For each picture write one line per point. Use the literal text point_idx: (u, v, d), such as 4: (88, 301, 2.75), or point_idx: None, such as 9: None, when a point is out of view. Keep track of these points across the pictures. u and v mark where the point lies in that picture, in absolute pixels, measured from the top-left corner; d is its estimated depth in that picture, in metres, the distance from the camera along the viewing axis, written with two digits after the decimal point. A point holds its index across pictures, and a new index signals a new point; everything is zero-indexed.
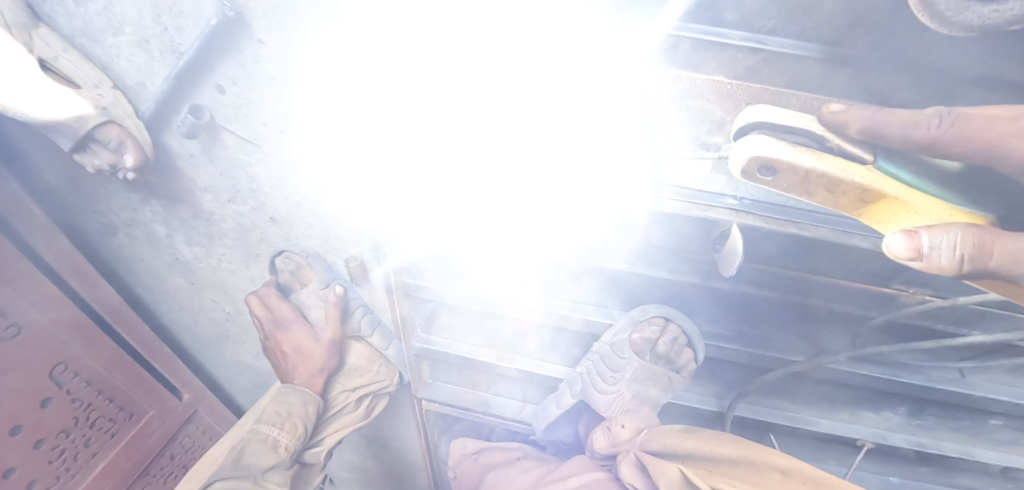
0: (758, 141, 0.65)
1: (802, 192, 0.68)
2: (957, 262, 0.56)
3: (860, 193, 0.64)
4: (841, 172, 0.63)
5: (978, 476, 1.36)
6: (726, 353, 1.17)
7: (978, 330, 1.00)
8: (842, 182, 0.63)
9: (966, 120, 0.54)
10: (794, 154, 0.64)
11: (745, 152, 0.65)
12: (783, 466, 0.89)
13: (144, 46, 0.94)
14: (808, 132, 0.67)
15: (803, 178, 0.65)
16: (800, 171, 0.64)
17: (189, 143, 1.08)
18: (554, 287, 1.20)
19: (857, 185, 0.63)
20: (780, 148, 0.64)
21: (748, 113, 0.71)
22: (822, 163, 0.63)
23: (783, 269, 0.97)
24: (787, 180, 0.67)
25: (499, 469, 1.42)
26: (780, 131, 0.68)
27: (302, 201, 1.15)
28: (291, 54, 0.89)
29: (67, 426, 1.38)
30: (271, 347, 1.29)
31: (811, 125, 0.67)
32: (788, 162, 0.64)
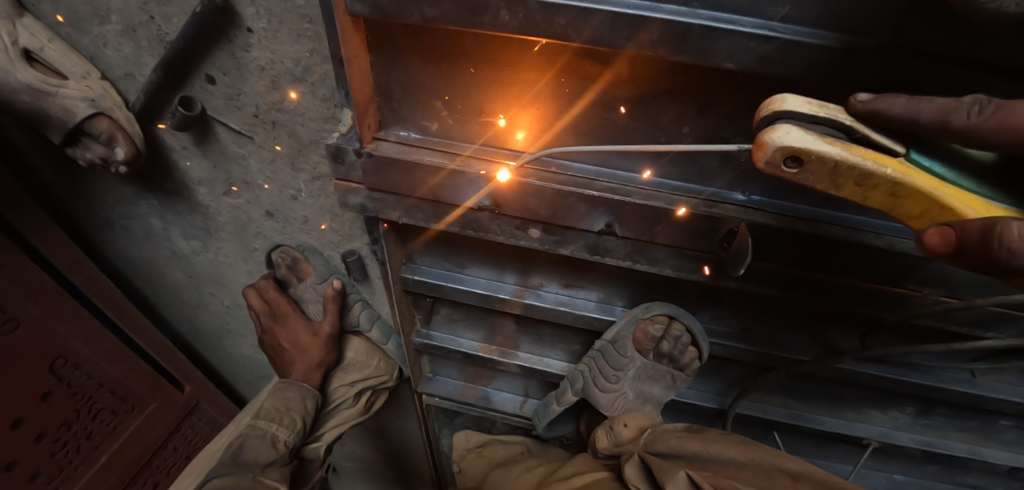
0: (784, 130, 0.60)
1: (829, 186, 0.64)
2: (1016, 255, 0.49)
3: (892, 187, 0.61)
4: (873, 164, 0.60)
5: (984, 474, 1.34)
6: (731, 352, 1.13)
7: (995, 333, 0.96)
8: (874, 175, 0.61)
9: (1010, 107, 0.52)
10: (822, 145, 0.60)
11: (771, 142, 0.60)
12: (794, 470, 0.89)
13: (131, 35, 0.91)
14: (835, 123, 0.63)
15: (833, 171, 0.62)
16: (829, 163, 0.61)
17: (181, 135, 1.06)
18: (555, 282, 1.16)
19: (890, 178, 0.60)
20: (808, 139, 0.60)
21: (770, 101, 0.64)
22: (851, 155, 0.60)
23: (791, 267, 0.94)
24: (814, 173, 0.63)
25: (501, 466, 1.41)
26: (806, 121, 0.63)
27: (297, 195, 1.12)
28: (280, 42, 0.86)
29: (69, 419, 1.39)
30: (268, 341, 1.28)
31: (839, 114, 0.63)
32: (816, 154, 0.60)
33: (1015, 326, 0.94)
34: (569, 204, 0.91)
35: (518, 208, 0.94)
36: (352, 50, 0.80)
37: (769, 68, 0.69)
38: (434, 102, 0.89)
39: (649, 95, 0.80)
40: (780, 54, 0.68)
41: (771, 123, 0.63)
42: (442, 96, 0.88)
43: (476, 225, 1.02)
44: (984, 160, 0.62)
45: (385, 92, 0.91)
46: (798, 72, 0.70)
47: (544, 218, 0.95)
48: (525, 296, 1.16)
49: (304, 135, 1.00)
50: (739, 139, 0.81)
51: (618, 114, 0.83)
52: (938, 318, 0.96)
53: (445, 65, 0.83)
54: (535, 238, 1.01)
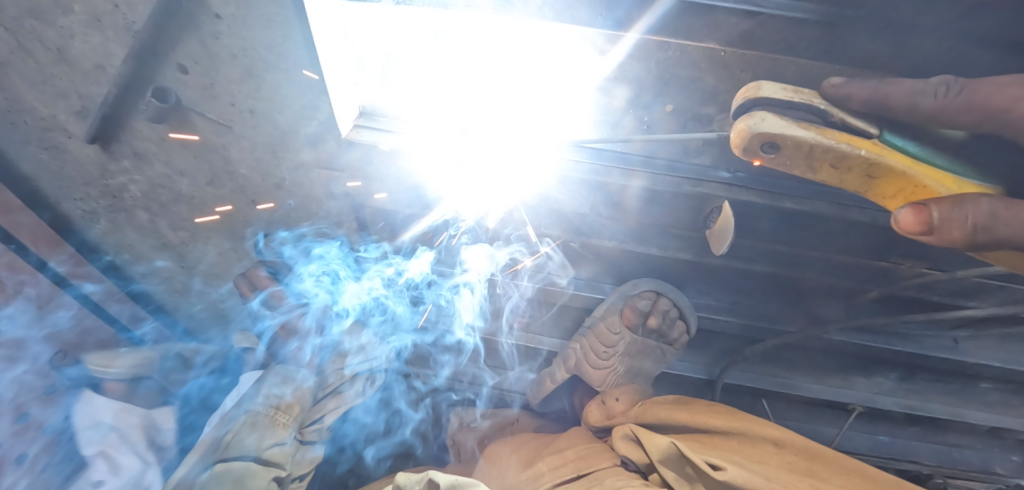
0: (760, 117, 0.67)
1: (807, 169, 0.69)
2: (988, 231, 0.57)
3: (866, 168, 0.66)
4: (847, 145, 0.65)
5: (966, 434, 1.40)
6: (718, 325, 1.16)
7: (975, 302, 0.99)
8: (848, 157, 0.65)
9: (971, 90, 0.60)
10: (796, 130, 0.66)
11: (748, 128, 0.67)
12: (777, 438, 0.95)
13: (97, 24, 0.88)
14: (810, 108, 0.68)
15: (808, 153, 0.67)
16: (804, 146, 0.66)
17: (158, 127, 1.03)
18: (543, 262, 1.16)
19: (865, 159, 0.65)
20: (782, 124, 0.66)
21: (745, 90, 0.72)
22: (825, 138, 0.65)
23: (778, 245, 0.94)
24: (789, 156, 0.68)
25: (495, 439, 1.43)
26: (783, 107, 0.69)
27: (280, 183, 1.11)
28: (251, 28, 0.83)
29: (76, 409, 1.45)
30: (265, 326, 1.31)
31: (814, 100, 0.69)
32: (791, 137, 0.66)
33: (994, 295, 0.97)
34: None
35: (505, 192, 0.93)
36: None
37: None
38: (413, 88, 0.87)
39: (631, 73, 0.78)
40: None
41: (747, 110, 0.70)
42: (421, 81, 0.86)
43: None
44: (955, 138, 0.67)
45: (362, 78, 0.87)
46: None
47: (530, 202, 0.97)
48: (514, 276, 1.16)
49: (283, 123, 0.98)
50: (721, 118, 0.80)
51: (601, 94, 0.82)
52: (920, 289, 0.97)
53: (423, 49, 0.81)
54: (523, 220, 1.02)
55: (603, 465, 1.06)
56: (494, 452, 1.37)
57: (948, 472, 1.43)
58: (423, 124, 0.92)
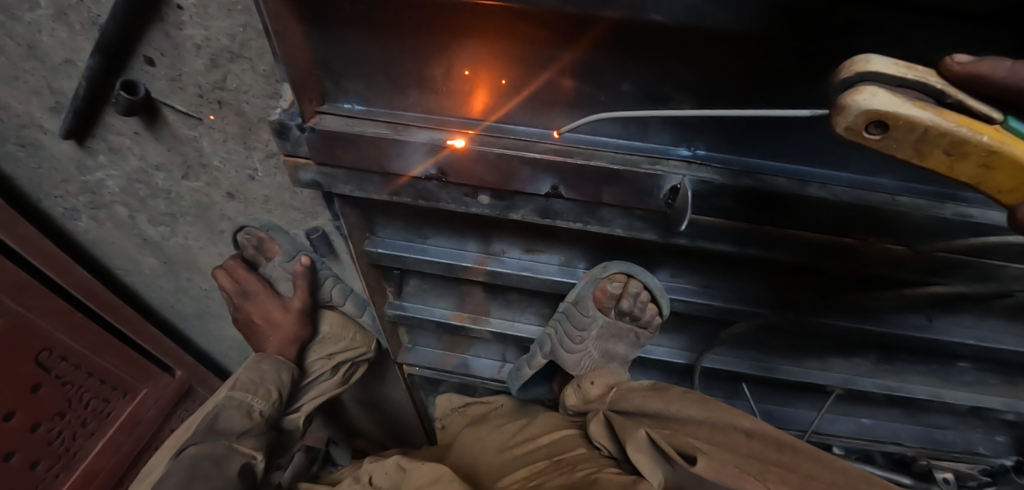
0: (869, 92, 0.49)
1: (911, 156, 0.54)
2: None
3: (986, 157, 0.52)
4: (969, 130, 0.50)
5: (946, 414, 1.41)
6: (693, 307, 1.16)
7: (942, 279, 0.97)
8: (968, 144, 0.51)
9: None
10: (912, 109, 0.49)
11: (856, 105, 0.49)
12: (747, 428, 0.89)
13: (63, 19, 0.88)
14: (925, 86, 0.52)
15: (922, 138, 0.51)
16: (919, 129, 0.50)
17: (130, 120, 1.04)
18: (516, 248, 1.18)
19: (986, 146, 0.51)
20: (897, 102, 0.49)
21: (850, 60, 0.53)
22: (945, 121, 0.50)
23: (743, 223, 0.93)
24: (896, 141, 0.52)
25: (473, 425, 1.43)
26: (892, 84, 0.51)
27: (254, 175, 1.12)
28: (213, 18, 0.84)
29: (61, 409, 1.45)
30: (240, 317, 1.30)
31: (930, 77, 0.52)
32: (907, 119, 0.49)
33: (962, 272, 0.95)
34: (513, 168, 0.89)
35: (466, 175, 0.92)
36: (280, 23, 0.77)
37: (697, 18, 0.68)
38: (375, 75, 0.89)
39: (586, 53, 0.79)
40: (708, 3, 0.66)
41: (853, 87, 0.51)
42: (382, 66, 0.87)
43: (427, 194, 0.99)
44: None
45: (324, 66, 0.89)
46: (726, 22, 0.69)
47: (491, 185, 0.93)
48: (488, 263, 1.18)
49: (251, 113, 0.99)
50: (677, 95, 0.83)
51: (558, 75, 0.83)
52: (887, 266, 0.97)
53: (382, 35, 0.82)
54: (485, 204, 0.99)
55: (573, 452, 1.07)
56: (470, 438, 1.37)
57: (930, 453, 1.44)
58: (387, 109, 0.94)
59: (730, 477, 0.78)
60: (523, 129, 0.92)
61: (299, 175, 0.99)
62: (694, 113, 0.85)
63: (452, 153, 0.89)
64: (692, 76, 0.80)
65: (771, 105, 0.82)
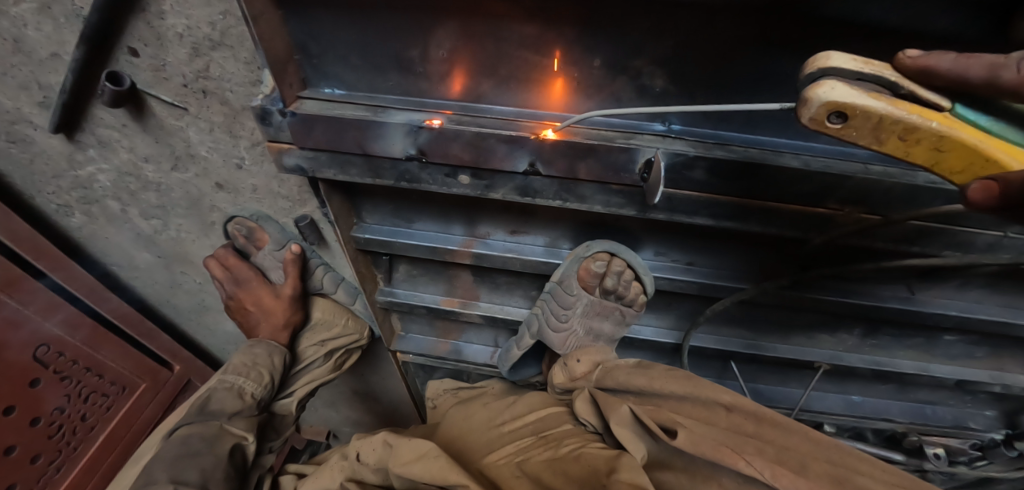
0: (829, 86, 0.57)
1: (872, 143, 0.61)
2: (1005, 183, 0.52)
3: (935, 141, 0.59)
4: (918, 118, 0.58)
5: (936, 389, 1.41)
6: (678, 285, 1.19)
7: (919, 247, 0.99)
8: (918, 129, 0.58)
9: None
10: (867, 100, 0.57)
11: (816, 97, 0.57)
12: (727, 402, 0.91)
13: (47, 12, 0.90)
14: (880, 80, 0.59)
15: (877, 125, 0.59)
16: (873, 118, 0.58)
17: (117, 113, 1.07)
18: (501, 231, 1.20)
19: (934, 131, 0.59)
20: (853, 93, 0.57)
21: (813, 58, 0.60)
22: (896, 110, 0.57)
23: (716, 194, 0.96)
24: (856, 129, 0.59)
25: (460, 404, 1.45)
26: (851, 78, 0.59)
27: (241, 164, 1.14)
28: (192, 7, 0.86)
29: (60, 404, 1.43)
30: (232, 304, 1.33)
31: (884, 71, 0.59)
32: (860, 109, 0.57)
33: (937, 239, 0.96)
34: (489, 146, 0.91)
35: (445, 156, 0.95)
36: (256, 8, 0.79)
37: None
38: (354, 58, 0.91)
39: (556, 29, 0.81)
40: None
41: (816, 81, 0.59)
42: (359, 49, 0.89)
43: (409, 176, 1.02)
44: None
45: (303, 50, 0.91)
46: None
47: (470, 164, 0.95)
48: (473, 245, 1.20)
49: (235, 102, 1.01)
50: (649, 69, 0.84)
51: (531, 52, 0.85)
52: (864, 236, 0.99)
53: (358, 16, 0.84)
54: (466, 184, 1.01)
55: (561, 427, 1.09)
56: (456, 415, 1.38)
57: (920, 428, 1.46)
58: (366, 93, 0.96)
59: (710, 451, 0.80)
60: (498, 108, 0.93)
61: (283, 160, 1.01)
62: (666, 86, 0.86)
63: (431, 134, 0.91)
64: (661, 48, 0.81)
65: (739, 77, 0.83)
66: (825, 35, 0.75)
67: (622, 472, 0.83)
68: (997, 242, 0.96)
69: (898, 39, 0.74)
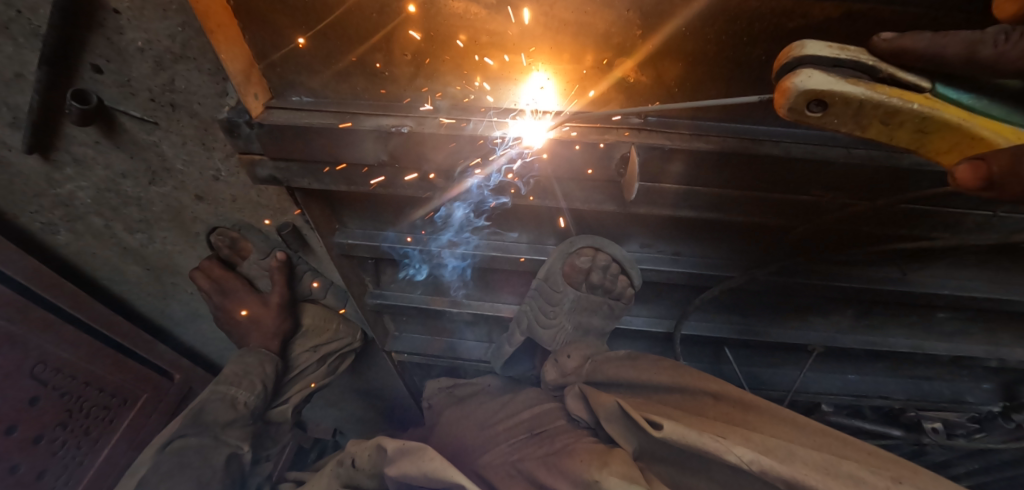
0: (806, 74, 0.55)
1: (853, 129, 0.59)
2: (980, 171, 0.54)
3: (918, 122, 0.57)
4: (899, 100, 0.56)
5: (932, 365, 1.41)
6: (665, 276, 1.18)
7: (908, 229, 0.97)
8: (900, 111, 0.56)
9: None
10: (846, 87, 0.55)
11: (794, 87, 0.55)
12: (715, 391, 0.90)
13: (5, 32, 0.88)
14: (857, 64, 0.57)
15: (857, 111, 0.57)
16: (854, 104, 0.56)
17: (89, 130, 1.05)
18: (484, 230, 1.19)
19: (917, 113, 0.56)
20: (831, 80, 0.54)
21: (785, 48, 0.58)
22: (876, 94, 0.55)
23: (698, 187, 0.94)
24: (836, 117, 0.57)
25: (457, 403, 1.47)
26: (828, 66, 0.56)
27: (218, 176, 1.13)
28: (150, 20, 0.83)
29: (64, 419, 1.44)
30: (220, 316, 1.35)
31: (861, 55, 0.57)
32: (840, 95, 0.55)
33: (928, 220, 0.95)
34: (460, 148, 0.89)
35: (416, 160, 0.94)
36: (212, 19, 0.78)
37: None
38: (320, 67, 0.89)
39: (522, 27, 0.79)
40: None
41: (792, 70, 0.57)
42: (321, 55, 0.87)
43: (384, 181, 1.01)
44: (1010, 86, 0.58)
45: (265, 58, 0.89)
46: None
47: (443, 167, 0.94)
48: (456, 245, 1.20)
49: (204, 114, 0.99)
50: (619, 62, 0.82)
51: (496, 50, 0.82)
52: (850, 221, 0.97)
53: (318, 23, 0.83)
54: (442, 187, 1.00)
55: (555, 424, 1.09)
56: (451, 417, 1.39)
57: (917, 404, 1.46)
58: (334, 100, 0.94)
59: (698, 443, 0.79)
60: (466, 109, 0.91)
61: (256, 172, 1.01)
62: (639, 79, 0.84)
63: (407, 141, 0.90)
64: (630, 40, 0.79)
65: (715, 64, 0.80)
66: (799, 19, 0.73)
67: (615, 465, 0.83)
68: (987, 221, 0.94)
69: (874, 19, 0.71)
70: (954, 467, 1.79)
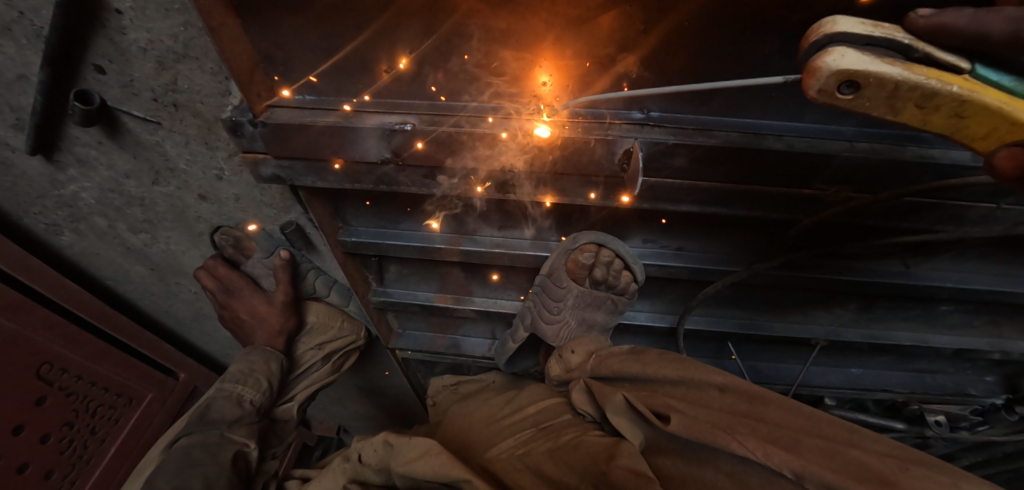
0: (839, 53, 0.53)
1: (886, 112, 0.57)
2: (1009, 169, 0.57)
3: (955, 106, 0.54)
4: (937, 82, 0.53)
5: (935, 358, 1.41)
6: (668, 271, 1.18)
7: (912, 221, 0.97)
8: (937, 94, 0.54)
9: None
10: (881, 66, 0.53)
11: (826, 66, 0.53)
12: (719, 383, 0.90)
13: (8, 34, 0.88)
14: (891, 43, 0.55)
15: (891, 94, 0.54)
16: (889, 85, 0.53)
17: (92, 131, 1.05)
18: (488, 227, 1.20)
19: (955, 96, 0.53)
20: (865, 59, 0.52)
21: (817, 26, 0.57)
22: (912, 75, 0.53)
23: (700, 181, 0.94)
24: (869, 98, 0.55)
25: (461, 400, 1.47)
26: (860, 44, 0.55)
27: (221, 176, 1.13)
28: (152, 20, 0.83)
29: (71, 419, 1.45)
30: (226, 314, 1.37)
31: (896, 33, 0.55)
32: (875, 76, 0.53)
33: (933, 213, 0.95)
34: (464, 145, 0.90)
35: (419, 156, 0.94)
36: (215, 18, 0.78)
37: None
38: (322, 65, 0.89)
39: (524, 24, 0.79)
40: None
41: (823, 48, 0.55)
42: (324, 53, 0.87)
43: (387, 179, 1.01)
44: None
45: (267, 58, 0.90)
46: None
47: (448, 165, 0.95)
48: (461, 243, 1.21)
49: (207, 113, 0.99)
50: (621, 57, 0.82)
51: (499, 47, 0.83)
52: (853, 214, 0.97)
53: (320, 21, 0.82)
54: (446, 184, 1.01)
55: (560, 418, 1.10)
56: (455, 413, 1.39)
57: (920, 397, 1.46)
58: (336, 97, 0.94)
59: (703, 433, 0.79)
60: (468, 106, 0.91)
61: (260, 171, 1.01)
62: (642, 74, 0.84)
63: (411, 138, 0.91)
64: (634, 35, 0.79)
65: (718, 58, 0.81)
66: (802, 12, 0.73)
67: (621, 458, 0.84)
68: (991, 213, 0.94)
69: (877, 12, 0.71)
70: (958, 459, 1.79)
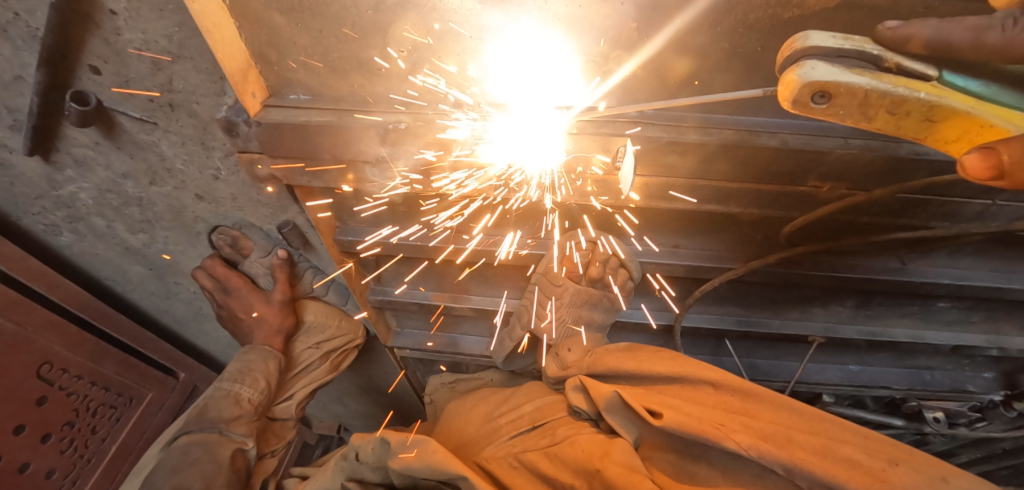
0: (810, 66, 0.57)
1: (861, 118, 0.62)
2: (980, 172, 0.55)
3: (925, 111, 0.59)
4: (905, 90, 0.57)
5: (933, 354, 1.41)
6: (666, 269, 1.17)
7: (907, 217, 0.97)
8: (906, 101, 0.58)
9: None
10: (851, 77, 0.57)
11: (798, 80, 0.57)
12: (713, 380, 0.90)
13: (4, 35, 0.88)
14: (862, 54, 0.59)
15: (862, 102, 0.59)
16: (859, 94, 0.58)
17: (88, 131, 1.05)
18: (483, 225, 1.20)
19: (923, 102, 0.58)
20: (835, 71, 0.57)
21: (789, 42, 0.61)
22: (880, 83, 0.57)
23: (694, 179, 0.94)
24: (843, 107, 0.60)
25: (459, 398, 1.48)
26: (832, 57, 0.59)
27: (218, 176, 1.14)
28: (147, 20, 0.84)
29: (71, 419, 1.46)
30: (224, 313, 1.38)
31: (866, 45, 0.59)
32: (844, 86, 0.57)
33: (928, 208, 0.95)
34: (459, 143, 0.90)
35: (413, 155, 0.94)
36: None
37: None
38: (317, 64, 0.89)
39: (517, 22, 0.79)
40: None
41: (795, 63, 0.59)
42: (318, 53, 0.87)
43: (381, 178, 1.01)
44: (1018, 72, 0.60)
45: (261, 57, 0.90)
46: None
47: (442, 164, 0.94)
48: (457, 242, 1.21)
49: (203, 113, 0.99)
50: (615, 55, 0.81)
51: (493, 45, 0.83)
52: (848, 210, 0.97)
53: (313, 20, 0.83)
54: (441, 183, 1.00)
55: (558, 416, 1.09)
56: (453, 411, 1.40)
57: (919, 393, 1.46)
58: (331, 97, 0.94)
59: (696, 429, 0.79)
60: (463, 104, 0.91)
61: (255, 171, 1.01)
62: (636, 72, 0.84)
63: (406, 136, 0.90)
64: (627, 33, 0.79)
65: (711, 56, 0.80)
66: (794, 9, 0.73)
67: (616, 454, 0.84)
68: (987, 209, 0.94)
69: (869, 9, 0.72)
70: (958, 456, 1.79)
